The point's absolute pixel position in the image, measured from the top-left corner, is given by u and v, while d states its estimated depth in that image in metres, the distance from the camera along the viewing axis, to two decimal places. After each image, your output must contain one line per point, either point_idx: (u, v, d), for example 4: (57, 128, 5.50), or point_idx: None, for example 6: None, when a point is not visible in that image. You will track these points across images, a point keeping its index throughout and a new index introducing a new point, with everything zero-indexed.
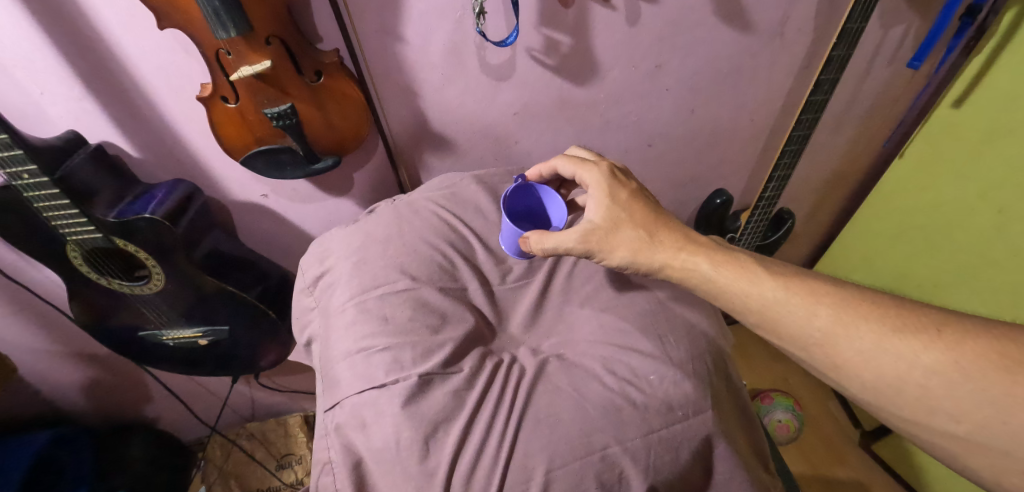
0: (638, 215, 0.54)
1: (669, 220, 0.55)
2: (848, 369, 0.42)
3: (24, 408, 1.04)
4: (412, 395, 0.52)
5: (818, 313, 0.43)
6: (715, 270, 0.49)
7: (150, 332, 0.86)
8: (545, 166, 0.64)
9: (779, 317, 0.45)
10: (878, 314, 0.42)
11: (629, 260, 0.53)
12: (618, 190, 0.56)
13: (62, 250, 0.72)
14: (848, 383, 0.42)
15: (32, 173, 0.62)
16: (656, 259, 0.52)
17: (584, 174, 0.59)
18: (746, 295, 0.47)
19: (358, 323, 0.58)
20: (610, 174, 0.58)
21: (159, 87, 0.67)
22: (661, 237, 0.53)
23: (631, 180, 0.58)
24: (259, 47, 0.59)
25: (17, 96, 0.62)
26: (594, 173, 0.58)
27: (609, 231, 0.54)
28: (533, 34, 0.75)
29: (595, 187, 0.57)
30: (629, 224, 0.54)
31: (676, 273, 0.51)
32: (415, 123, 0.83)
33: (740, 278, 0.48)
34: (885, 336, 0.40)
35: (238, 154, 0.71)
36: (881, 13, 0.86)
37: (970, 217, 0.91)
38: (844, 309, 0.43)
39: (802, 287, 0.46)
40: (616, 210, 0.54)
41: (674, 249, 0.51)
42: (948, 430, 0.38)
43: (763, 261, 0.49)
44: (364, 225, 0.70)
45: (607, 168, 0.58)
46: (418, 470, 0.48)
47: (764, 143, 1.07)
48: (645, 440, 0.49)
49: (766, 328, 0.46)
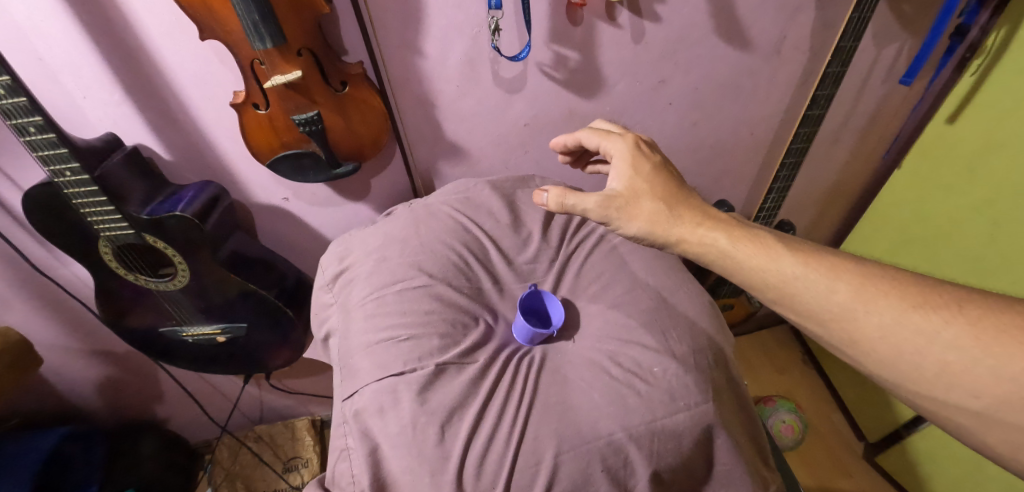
0: (659, 189, 0.57)
1: (688, 196, 0.57)
2: (865, 345, 0.44)
3: (42, 403, 1.07)
4: (427, 383, 0.55)
5: (838, 289, 0.46)
6: (732, 245, 0.51)
7: (171, 328, 0.90)
8: (570, 137, 0.70)
9: (796, 292, 0.47)
10: (898, 291, 0.44)
11: (646, 231, 0.56)
12: (642, 163, 0.60)
13: (94, 246, 0.75)
14: (865, 360, 0.45)
15: (74, 171, 0.66)
16: (674, 233, 0.54)
17: (610, 145, 0.64)
18: (765, 270, 0.49)
19: (382, 312, 0.62)
20: (637, 148, 0.62)
21: (193, 92, 0.72)
22: (680, 212, 0.55)
23: (658, 154, 0.62)
24: (291, 58, 0.63)
25: (62, 99, 0.67)
26: (620, 144, 0.63)
27: (630, 199, 0.57)
28: (544, 50, 0.80)
29: (620, 158, 0.61)
30: (649, 195, 0.57)
31: (692, 248, 0.54)
32: (431, 132, 0.87)
33: (759, 254, 0.50)
34: (906, 312, 0.43)
35: (265, 158, 0.75)
36: (873, 32, 0.90)
37: (965, 230, 0.94)
38: (863, 286, 0.45)
39: (822, 263, 0.48)
40: (637, 180, 0.58)
41: (692, 224, 0.54)
42: (966, 406, 0.40)
43: (783, 238, 0.51)
44: (383, 226, 0.73)
45: (636, 142, 0.62)
46: (434, 453, 0.51)
47: (764, 157, 1.11)
48: (648, 427, 0.52)
49: (784, 303, 0.49)
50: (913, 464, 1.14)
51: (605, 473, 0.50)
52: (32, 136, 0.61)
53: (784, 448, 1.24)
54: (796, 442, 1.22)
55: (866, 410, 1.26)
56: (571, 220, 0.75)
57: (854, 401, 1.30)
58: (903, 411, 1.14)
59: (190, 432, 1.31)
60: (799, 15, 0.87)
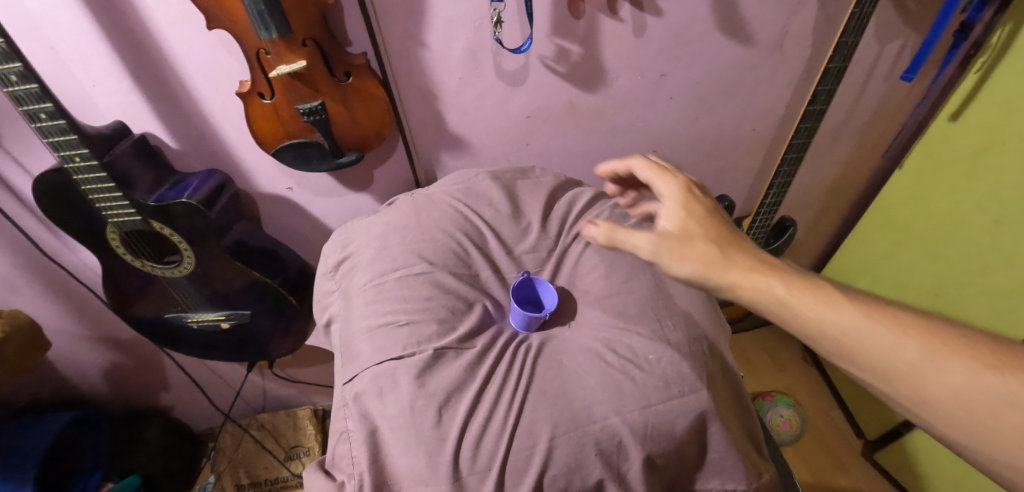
0: (714, 231, 0.49)
1: (745, 240, 0.49)
2: (944, 412, 0.37)
3: (50, 388, 1.09)
4: (426, 367, 0.56)
5: (914, 348, 0.39)
6: (797, 296, 0.43)
7: (176, 315, 0.91)
8: (620, 165, 0.63)
9: (868, 350, 0.40)
10: (984, 352, 0.37)
11: (700, 277, 0.47)
12: (695, 204, 0.52)
13: (103, 232, 0.77)
14: (944, 429, 0.38)
15: (83, 156, 0.67)
16: (730, 279, 0.46)
17: (662, 182, 0.56)
18: (832, 323, 0.41)
19: (382, 299, 0.63)
20: (690, 191, 0.54)
21: (199, 81, 0.73)
22: (737, 255, 0.47)
23: (712, 201, 0.54)
24: (297, 48, 0.64)
25: (72, 87, 0.69)
26: (673, 182, 0.55)
27: (681, 241, 0.49)
28: (546, 43, 0.81)
29: (672, 197, 0.53)
30: (704, 237, 0.49)
31: (748, 297, 0.46)
32: (433, 123, 0.88)
33: (828, 305, 0.42)
34: (992, 377, 0.36)
35: (270, 147, 0.76)
36: (875, 28, 0.91)
37: (966, 228, 0.95)
38: (944, 346, 0.38)
39: (896, 317, 0.41)
40: (690, 221, 0.50)
41: (751, 269, 0.46)
42: None
43: (852, 290, 0.44)
44: (386, 215, 0.74)
45: (688, 185, 0.55)
46: (432, 435, 0.52)
47: (765, 153, 1.11)
48: (643, 413, 0.53)
49: (850, 362, 0.41)
50: (910, 462, 1.15)
51: (599, 456, 0.51)
52: (43, 122, 0.63)
53: (782, 443, 1.25)
54: (794, 437, 1.24)
55: (865, 407, 1.27)
56: (571, 210, 0.76)
57: (853, 400, 1.31)
58: None
59: (195, 420, 1.33)
60: (800, 11, 0.87)
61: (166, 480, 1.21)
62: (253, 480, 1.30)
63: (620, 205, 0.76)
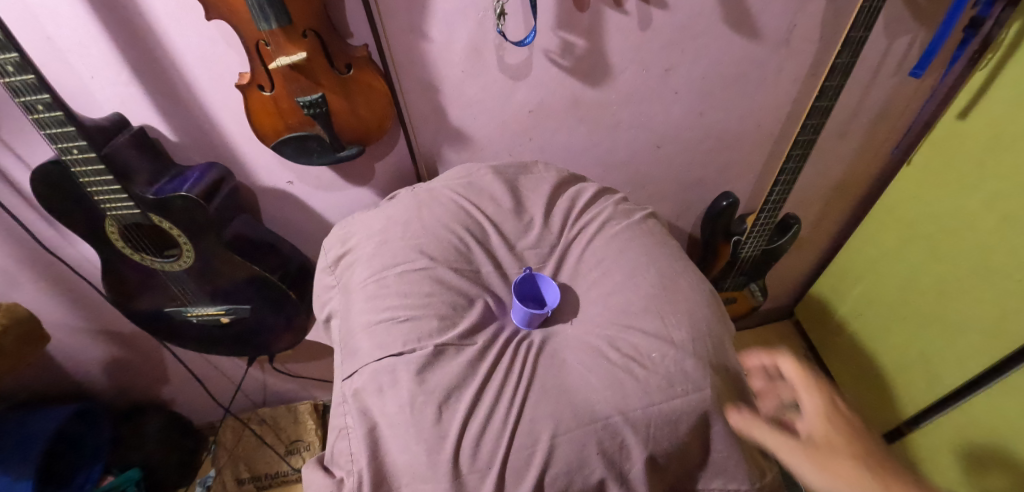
0: (862, 450, 0.46)
1: (899, 466, 0.45)
2: None
3: (50, 381, 1.09)
4: (426, 364, 0.55)
5: None
6: None
7: (176, 308, 0.91)
8: (769, 358, 0.61)
9: None
10: None
11: None
12: (843, 418, 0.50)
13: (101, 225, 0.76)
14: None
15: (81, 148, 0.66)
16: None
17: (805, 383, 0.54)
18: None
19: (382, 295, 0.62)
20: (840, 406, 0.51)
21: (198, 72, 0.72)
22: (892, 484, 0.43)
23: (861, 417, 0.51)
24: (297, 39, 0.63)
25: (71, 78, 0.68)
26: (819, 387, 0.53)
27: (825, 451, 0.46)
28: (549, 36, 0.80)
29: (814, 403, 0.52)
30: (851, 453, 0.46)
31: None
32: (435, 117, 0.87)
33: None
34: None
35: (270, 140, 0.75)
36: (884, 23, 0.89)
37: (974, 225, 0.93)
38: None
39: None
40: (835, 434, 0.48)
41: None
42: None
43: None
44: (386, 209, 0.73)
45: (830, 394, 0.52)
46: (432, 432, 0.51)
47: (771, 149, 1.10)
48: (646, 411, 0.52)
49: None
50: (913, 461, 1.14)
51: (600, 455, 0.50)
52: (40, 114, 0.62)
53: None
54: None
55: (868, 406, 1.26)
56: (574, 206, 0.75)
57: (854, 398, 1.30)
58: (907, 409, 1.15)
59: (196, 414, 1.33)
60: (809, 5, 0.85)
61: (163, 470, 1.21)
62: (253, 474, 1.29)
63: (625, 202, 0.77)
